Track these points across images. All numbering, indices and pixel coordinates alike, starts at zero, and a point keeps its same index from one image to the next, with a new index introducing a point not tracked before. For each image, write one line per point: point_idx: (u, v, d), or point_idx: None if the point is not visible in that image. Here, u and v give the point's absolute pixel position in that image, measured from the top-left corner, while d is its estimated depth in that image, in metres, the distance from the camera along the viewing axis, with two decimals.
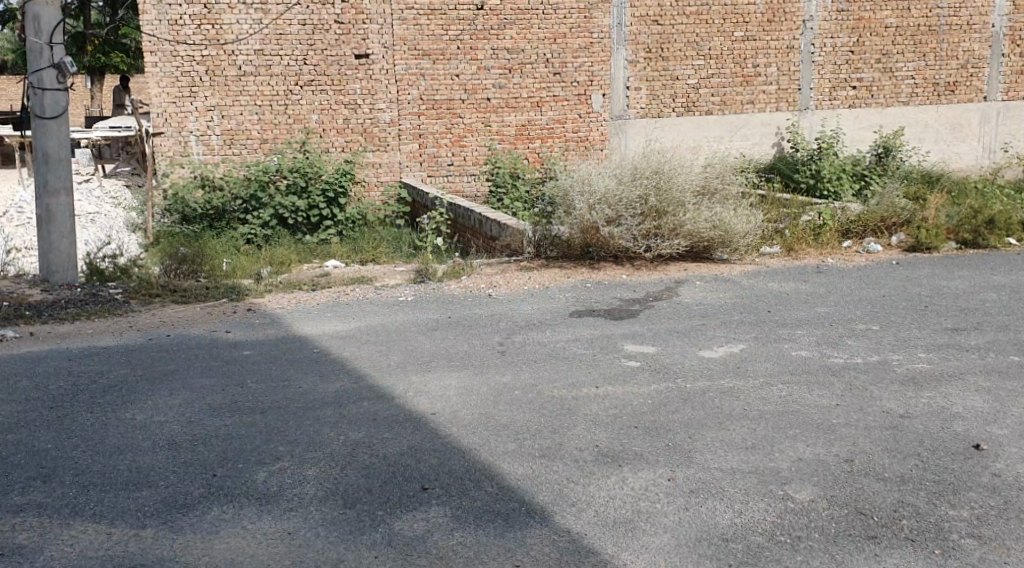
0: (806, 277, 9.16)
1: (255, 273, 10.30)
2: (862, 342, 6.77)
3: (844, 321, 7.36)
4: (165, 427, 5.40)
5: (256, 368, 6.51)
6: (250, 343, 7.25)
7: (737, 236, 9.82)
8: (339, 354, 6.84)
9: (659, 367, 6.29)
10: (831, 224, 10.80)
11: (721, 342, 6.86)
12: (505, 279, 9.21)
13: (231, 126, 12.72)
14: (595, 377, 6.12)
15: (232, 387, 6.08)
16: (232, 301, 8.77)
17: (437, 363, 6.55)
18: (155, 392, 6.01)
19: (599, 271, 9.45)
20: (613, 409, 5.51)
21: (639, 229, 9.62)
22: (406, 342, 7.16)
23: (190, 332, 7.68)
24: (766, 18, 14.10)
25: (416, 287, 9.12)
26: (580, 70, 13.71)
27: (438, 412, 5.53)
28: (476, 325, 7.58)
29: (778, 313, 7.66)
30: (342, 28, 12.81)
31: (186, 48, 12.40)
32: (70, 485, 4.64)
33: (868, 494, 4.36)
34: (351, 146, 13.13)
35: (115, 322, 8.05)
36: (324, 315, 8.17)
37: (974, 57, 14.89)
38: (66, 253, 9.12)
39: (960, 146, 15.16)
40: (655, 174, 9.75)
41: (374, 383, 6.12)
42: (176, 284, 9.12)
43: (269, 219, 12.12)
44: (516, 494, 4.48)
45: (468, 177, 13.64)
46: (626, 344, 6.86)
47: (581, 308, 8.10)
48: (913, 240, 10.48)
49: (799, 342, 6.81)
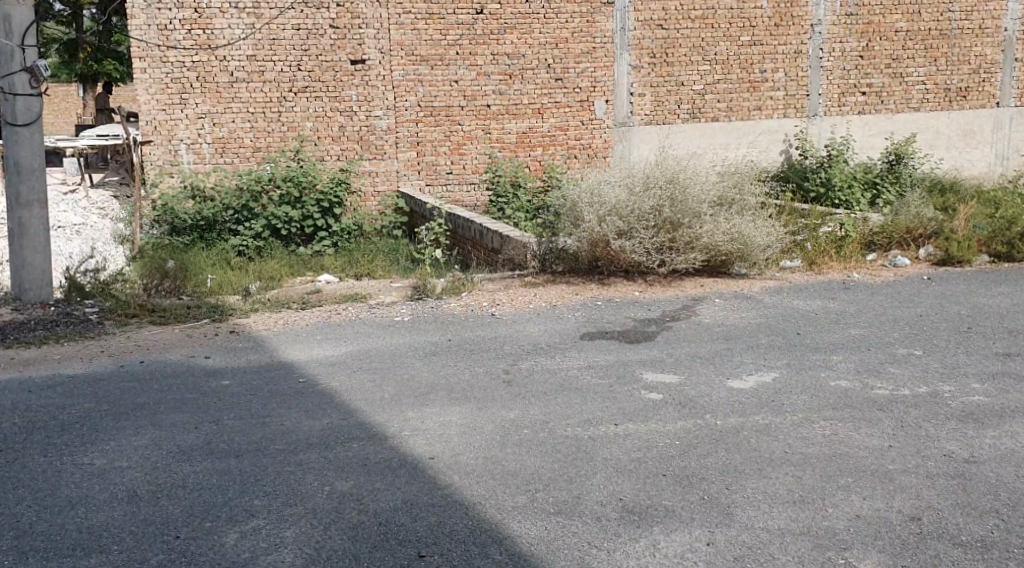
0: (833, 294, 8.49)
1: (242, 289, 9.66)
2: (906, 369, 6.11)
3: (883, 346, 6.70)
4: (126, 474, 4.74)
5: (234, 402, 5.84)
6: (230, 372, 6.59)
7: (756, 250, 9.17)
8: (326, 385, 6.17)
9: (683, 401, 5.62)
10: (853, 235, 10.12)
11: (750, 370, 6.21)
12: (509, 297, 8.54)
13: (223, 133, 12.07)
14: (612, 413, 5.44)
15: (207, 425, 5.42)
16: (214, 322, 8.10)
17: (435, 395, 5.87)
18: (119, 432, 5.34)
19: (609, 287, 8.80)
20: (636, 453, 4.84)
21: (652, 242, 8.92)
22: (399, 369, 6.50)
23: (165, 358, 7.03)
24: (773, 23, 13.47)
25: (413, 306, 8.47)
26: (582, 76, 13.09)
27: (437, 456, 4.86)
28: (478, 350, 6.92)
29: (809, 337, 7.01)
30: (337, 32, 12.19)
31: (176, 54, 11.77)
32: (7, 552, 4.00)
33: (945, 565, 3.85)
34: (347, 154, 12.47)
35: (85, 347, 7.37)
36: (312, 337, 7.52)
37: (985, 62, 14.23)
38: (40, 269, 8.44)
39: (972, 153, 14.50)
40: (669, 184, 9.08)
41: (365, 420, 5.44)
42: (154, 304, 8.45)
43: (261, 230, 11.46)
44: (532, 563, 3.90)
45: (468, 186, 12.99)
46: (646, 372, 6.20)
47: (592, 330, 7.44)
48: (942, 254, 9.83)
49: (837, 370, 6.15)
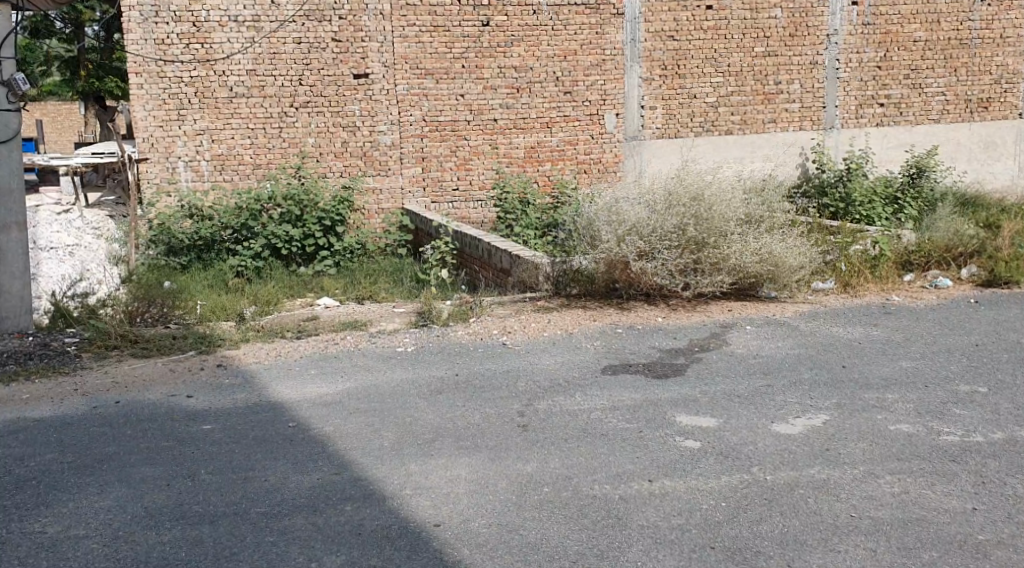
0: (874, 320, 7.77)
1: (236, 313, 8.98)
2: (973, 412, 5.40)
3: (942, 382, 5.99)
4: (82, 548, 4.15)
5: (216, 451, 5.17)
6: (216, 414, 5.90)
7: (788, 272, 8.42)
8: (319, 431, 5.47)
9: (723, 450, 4.93)
10: (888, 255, 9.36)
11: (796, 412, 5.49)
12: (521, 323, 7.82)
13: (223, 150, 11.42)
14: (645, 465, 4.77)
15: (181, 480, 4.76)
16: (200, 355, 7.41)
17: (441, 443, 5.17)
18: (81, 490, 4.68)
19: (629, 313, 8.11)
20: (676, 520, 4.25)
21: (676, 263, 8.19)
22: (400, 411, 5.79)
23: (145, 397, 6.34)
24: (788, 33, 12.76)
25: (416, 334, 7.77)
26: (592, 89, 12.43)
27: (444, 522, 4.27)
28: (487, 387, 6.22)
29: (855, 370, 6.31)
30: (339, 46, 11.56)
31: (174, 69, 11.14)
32: None
33: None
34: (350, 171, 11.82)
35: (58, 385, 6.68)
36: (306, 372, 6.83)
37: (1007, 72, 13.50)
38: (17, 297, 7.70)
39: (995, 165, 13.72)
40: (693, 201, 8.35)
41: (361, 474, 4.76)
42: (138, 333, 7.74)
43: (260, 249, 10.81)
44: None
45: (475, 203, 12.32)
46: (677, 415, 5.49)
47: (614, 362, 6.74)
48: (987, 274, 9.13)
49: (894, 412, 5.44)
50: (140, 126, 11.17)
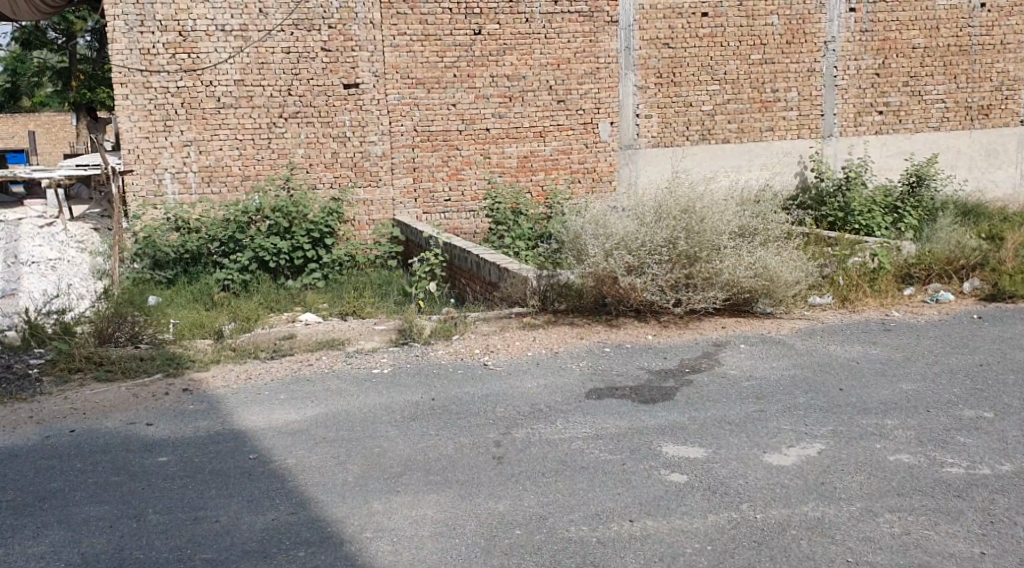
0: (872, 337, 7.41)
1: (214, 330, 8.61)
2: (979, 440, 5.05)
3: (944, 406, 5.64)
4: None
5: (168, 487, 4.82)
6: (176, 444, 5.55)
7: (783, 287, 8.06)
8: (282, 464, 5.11)
9: (712, 485, 4.58)
10: (887, 267, 9.02)
11: (790, 440, 5.13)
12: (505, 342, 7.47)
13: (209, 162, 11.08)
14: (627, 502, 4.43)
15: (125, 522, 4.43)
16: (167, 379, 7.04)
17: (409, 478, 4.82)
18: (17, 534, 4.36)
19: (618, 330, 7.76)
20: None
21: (667, 278, 7.87)
22: (370, 441, 5.43)
23: (102, 425, 5.98)
24: (785, 40, 12.44)
25: (395, 354, 7.40)
26: (586, 98, 12.08)
27: None
28: (463, 413, 5.86)
29: (855, 393, 5.96)
30: (329, 55, 11.24)
31: (159, 79, 10.82)
32: None
33: None
34: (340, 181, 11.48)
35: (13, 413, 6.32)
36: (274, 398, 6.45)
37: (1008, 79, 13.17)
38: None
39: (997, 173, 13.36)
40: (684, 213, 8.01)
41: (320, 514, 4.44)
42: (105, 354, 7.37)
43: (247, 263, 10.43)
44: None
45: (467, 214, 11.98)
46: (664, 444, 5.14)
47: (600, 385, 6.38)
48: (990, 288, 8.78)
49: (896, 440, 5.09)
50: (125, 137, 10.85)
